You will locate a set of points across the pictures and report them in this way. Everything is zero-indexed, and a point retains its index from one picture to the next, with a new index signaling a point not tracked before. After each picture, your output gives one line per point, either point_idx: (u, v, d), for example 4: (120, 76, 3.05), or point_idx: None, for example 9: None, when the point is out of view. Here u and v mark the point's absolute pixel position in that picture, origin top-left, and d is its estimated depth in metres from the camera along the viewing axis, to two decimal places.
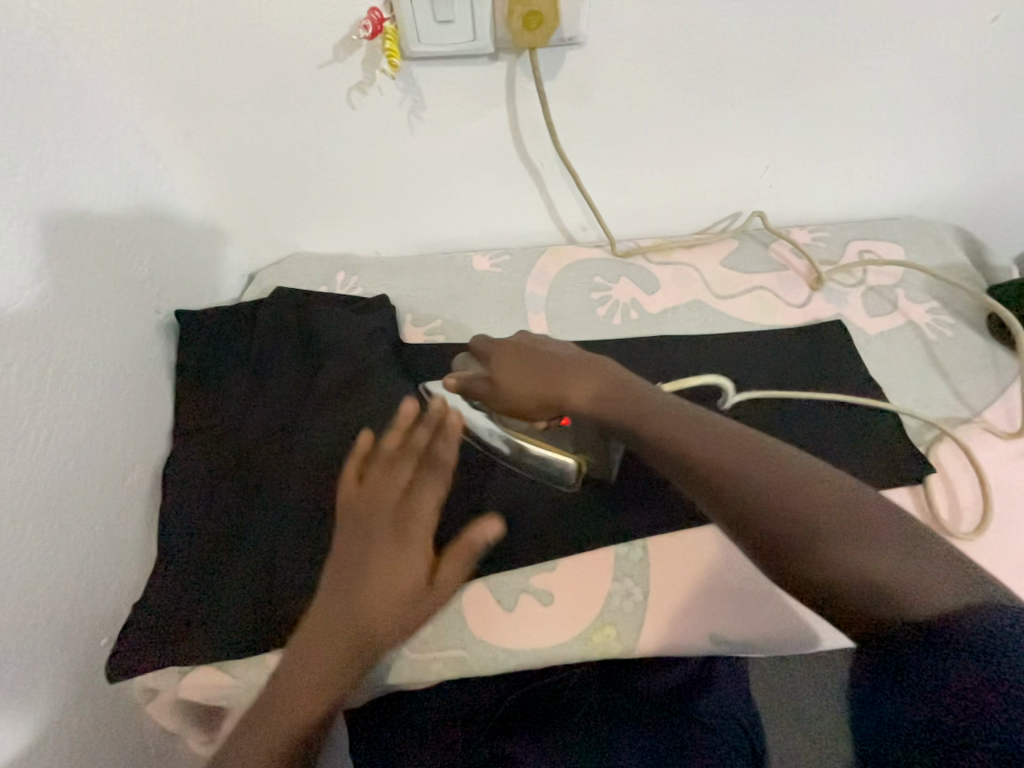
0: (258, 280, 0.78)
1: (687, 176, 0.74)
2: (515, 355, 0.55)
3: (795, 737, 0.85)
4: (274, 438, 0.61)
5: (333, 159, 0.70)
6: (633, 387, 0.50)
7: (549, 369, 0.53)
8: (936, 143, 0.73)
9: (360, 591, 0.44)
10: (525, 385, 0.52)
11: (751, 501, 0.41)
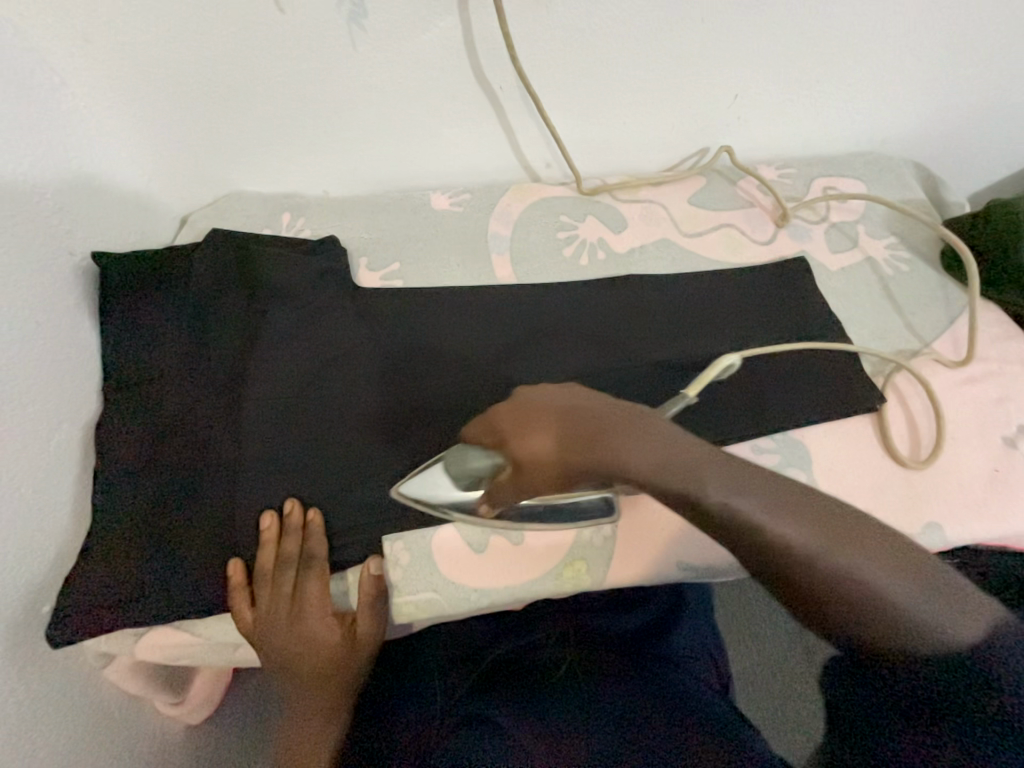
0: (191, 222, 0.70)
1: (656, 104, 0.70)
2: (526, 415, 0.41)
3: (751, 659, 0.92)
4: (217, 391, 0.56)
5: (265, 76, 0.62)
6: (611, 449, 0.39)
7: (572, 434, 0.39)
8: (902, 72, 0.72)
9: (303, 640, 0.50)
10: (558, 470, 0.40)
11: (799, 550, 0.36)
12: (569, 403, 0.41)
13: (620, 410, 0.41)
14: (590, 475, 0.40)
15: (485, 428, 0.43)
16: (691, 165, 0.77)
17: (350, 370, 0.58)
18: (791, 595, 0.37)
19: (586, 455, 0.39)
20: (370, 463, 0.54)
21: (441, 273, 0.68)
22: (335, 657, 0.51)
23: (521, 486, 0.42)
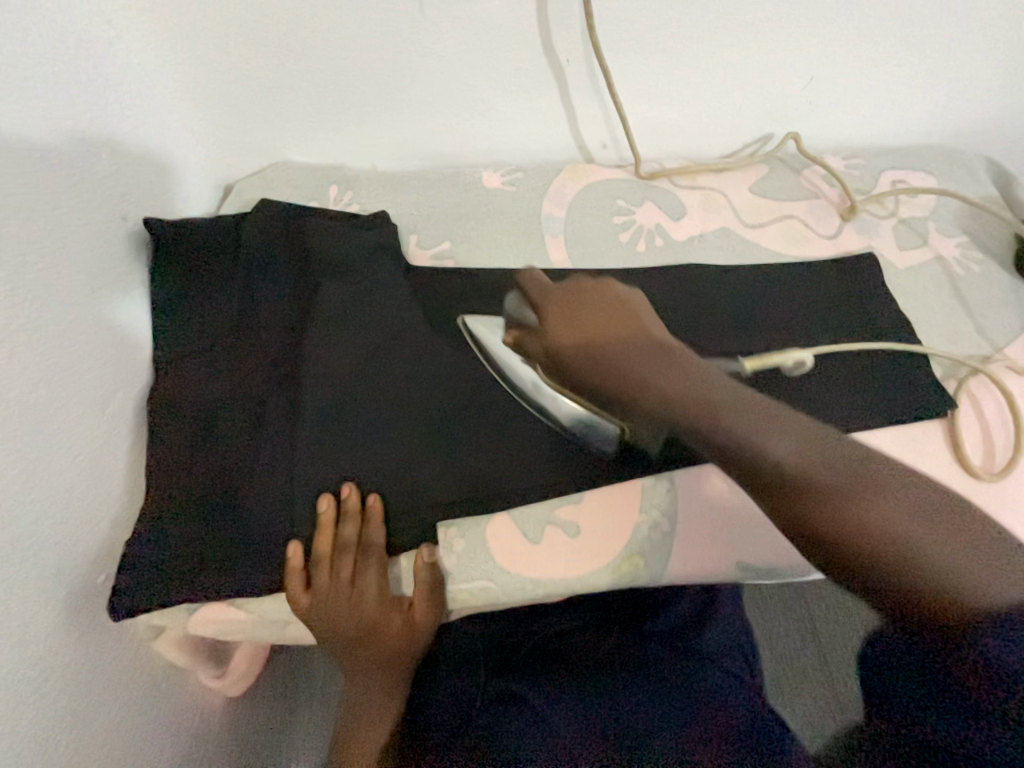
0: (236, 192, 0.68)
1: (727, 84, 0.67)
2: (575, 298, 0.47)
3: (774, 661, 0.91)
4: (270, 367, 0.55)
5: (322, 38, 0.59)
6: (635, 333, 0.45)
7: (594, 315, 0.46)
8: (989, 59, 0.68)
9: (362, 623, 0.50)
10: (576, 343, 0.45)
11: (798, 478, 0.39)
12: (607, 309, 0.47)
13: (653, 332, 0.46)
14: (608, 367, 0.44)
15: (534, 300, 0.48)
16: (753, 151, 0.74)
17: (403, 351, 0.56)
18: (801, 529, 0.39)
19: (612, 346, 0.45)
20: (424, 447, 0.53)
21: (493, 255, 0.66)
22: (391, 638, 0.52)
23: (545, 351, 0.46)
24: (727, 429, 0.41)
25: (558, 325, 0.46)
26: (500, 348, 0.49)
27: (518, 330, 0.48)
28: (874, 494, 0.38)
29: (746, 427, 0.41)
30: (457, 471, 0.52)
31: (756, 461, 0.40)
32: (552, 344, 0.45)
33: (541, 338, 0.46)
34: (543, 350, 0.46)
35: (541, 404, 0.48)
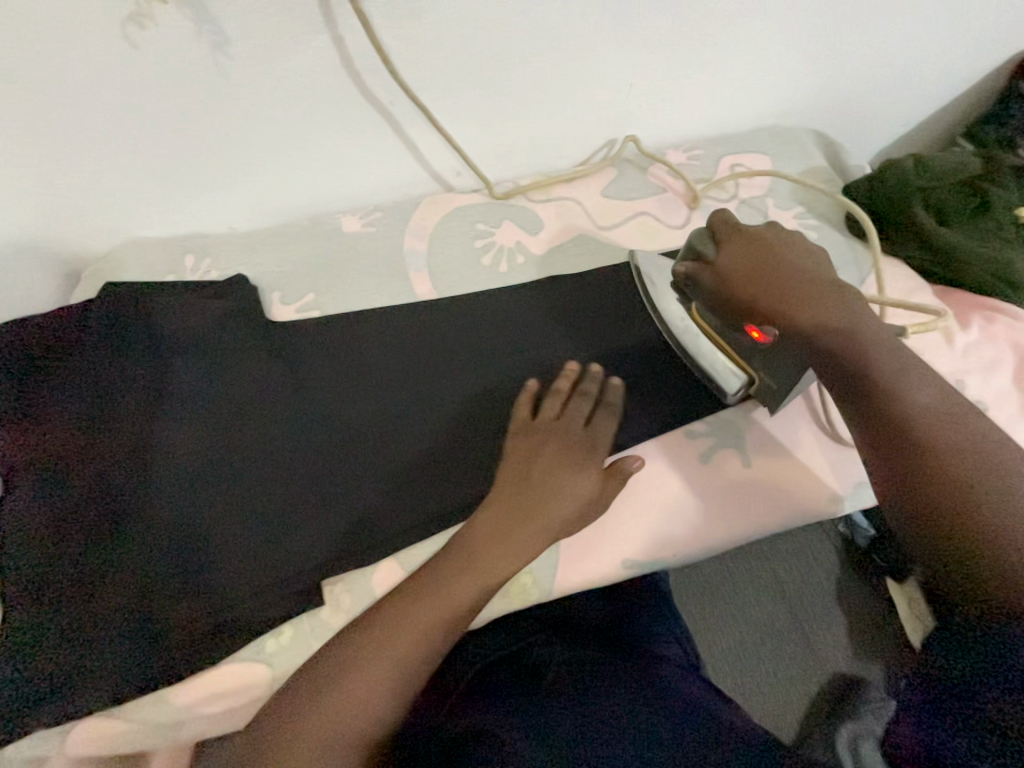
0: (86, 279, 0.66)
1: (557, 101, 0.69)
2: (752, 238, 0.53)
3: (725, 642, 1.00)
4: (127, 457, 0.54)
5: (131, 117, 0.56)
6: (793, 273, 0.50)
7: (754, 253, 0.52)
8: (788, 45, 0.73)
9: (535, 475, 0.48)
10: (743, 276, 0.51)
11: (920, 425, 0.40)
12: (781, 248, 0.52)
13: (826, 278, 0.49)
14: (774, 297, 0.49)
15: (717, 238, 0.54)
16: (601, 157, 0.77)
17: (273, 416, 0.57)
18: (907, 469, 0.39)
19: (798, 282, 0.49)
20: (298, 508, 0.54)
21: (359, 299, 0.66)
22: (547, 503, 0.47)
23: (707, 285, 0.54)
24: (859, 364, 0.44)
25: (739, 260, 0.52)
26: (660, 295, 0.63)
27: (693, 262, 0.55)
28: (997, 464, 0.38)
29: (886, 375, 0.43)
30: (335, 527, 0.53)
31: (887, 395, 0.42)
32: (720, 273, 0.53)
33: (715, 271, 0.53)
34: (700, 284, 0.55)
35: (684, 345, 0.61)
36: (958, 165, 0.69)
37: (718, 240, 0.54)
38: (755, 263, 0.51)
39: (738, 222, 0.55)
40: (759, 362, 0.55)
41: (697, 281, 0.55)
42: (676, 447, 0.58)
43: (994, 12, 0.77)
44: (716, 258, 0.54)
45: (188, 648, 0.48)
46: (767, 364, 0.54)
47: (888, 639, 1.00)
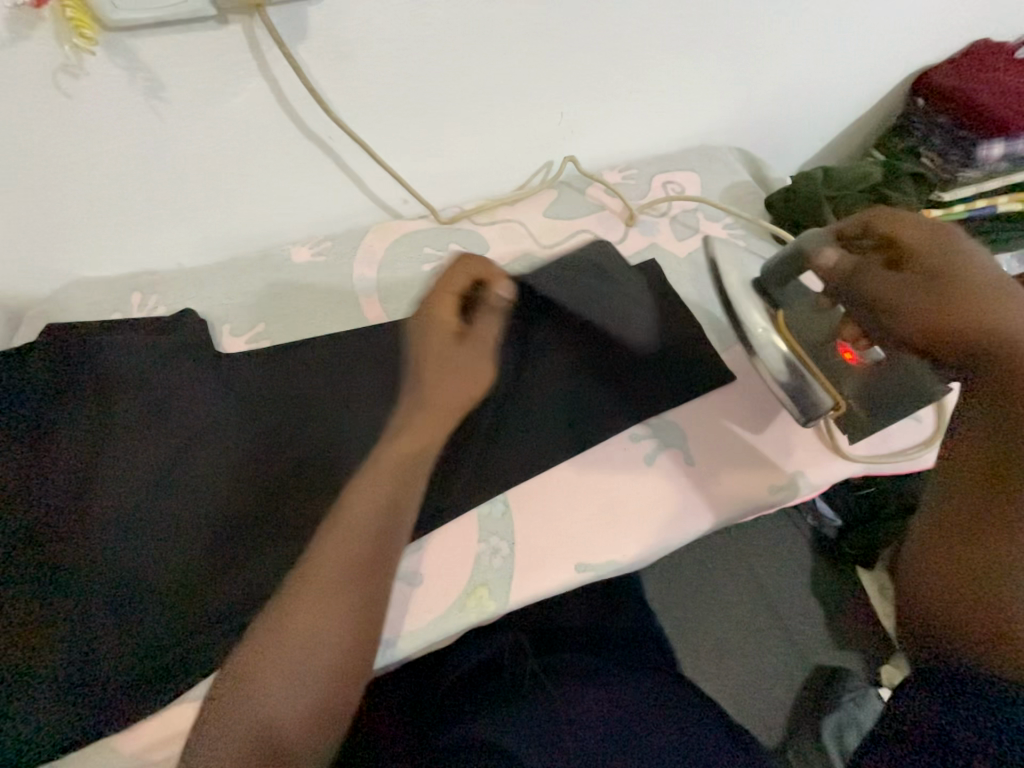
0: (27, 322, 0.65)
1: (493, 131, 0.73)
2: (959, 263, 0.46)
3: (702, 643, 1.01)
4: (64, 499, 0.53)
5: (68, 163, 0.57)
6: (999, 336, 0.43)
7: (963, 285, 0.45)
8: (704, 72, 0.79)
9: (430, 384, 0.48)
10: (974, 291, 0.45)
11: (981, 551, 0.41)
12: (992, 293, 0.45)
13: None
14: (988, 332, 0.44)
15: (934, 232, 0.48)
16: (540, 180, 0.81)
17: (219, 448, 0.57)
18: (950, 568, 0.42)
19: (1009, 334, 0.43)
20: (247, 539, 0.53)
21: (310, 327, 0.67)
22: (446, 398, 0.48)
23: (885, 290, 0.49)
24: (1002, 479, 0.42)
25: (970, 276, 0.45)
26: (740, 294, 0.63)
27: (858, 265, 0.51)
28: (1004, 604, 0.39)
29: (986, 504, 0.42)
30: (291, 554, 0.53)
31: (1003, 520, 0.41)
32: (888, 283, 0.48)
33: (886, 279, 0.49)
34: (880, 277, 0.49)
35: (762, 354, 0.60)
36: (859, 177, 0.79)
37: (905, 248, 0.48)
38: (956, 291, 0.45)
39: (942, 233, 0.48)
40: (851, 388, 0.59)
41: (861, 279, 0.51)
42: (625, 448, 0.60)
43: (884, 38, 0.86)
44: (928, 255, 0.47)
45: (133, 685, 0.47)
46: (859, 391, 0.59)
47: (855, 625, 1.03)
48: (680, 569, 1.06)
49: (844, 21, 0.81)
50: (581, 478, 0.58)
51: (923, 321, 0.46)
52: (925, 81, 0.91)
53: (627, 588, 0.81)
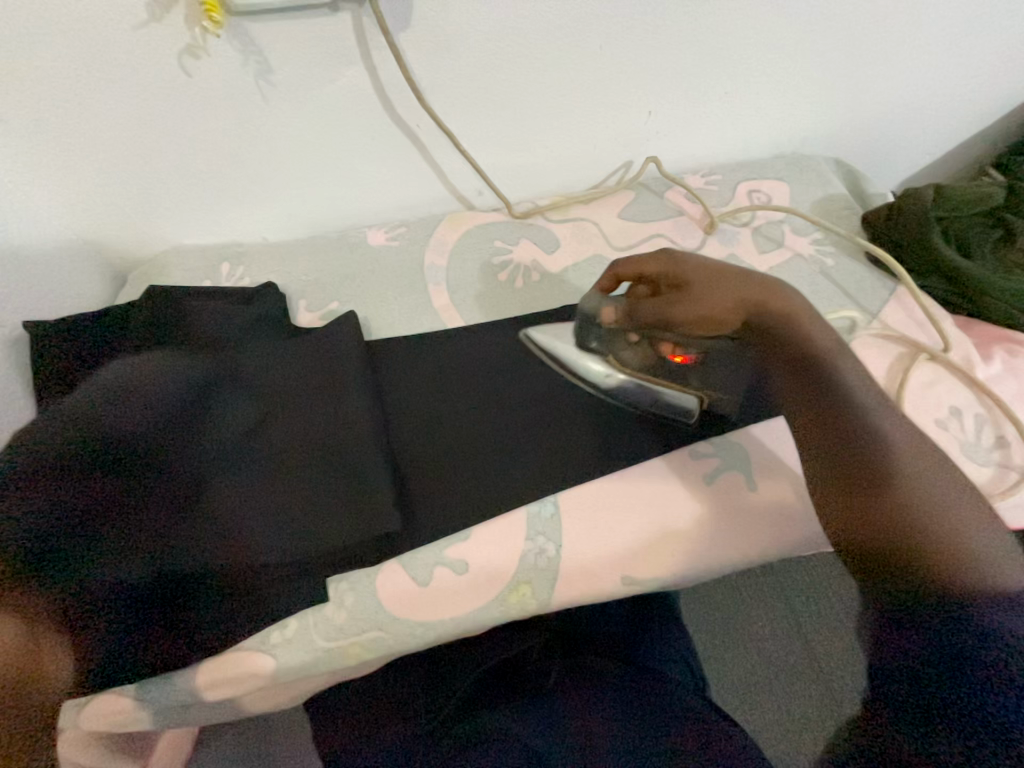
0: (130, 282, 0.71)
1: (576, 127, 0.72)
2: (695, 264, 0.54)
3: (733, 674, 0.97)
4: (113, 462, 0.50)
5: (183, 136, 0.61)
6: (749, 303, 0.49)
7: (709, 279, 0.52)
8: (807, 75, 0.74)
9: None
10: (711, 276, 0.52)
11: (876, 510, 0.38)
12: (720, 271, 0.52)
13: (778, 310, 0.48)
14: (742, 301, 0.50)
15: (662, 252, 0.56)
16: (618, 179, 0.80)
17: (289, 409, 0.57)
18: (878, 548, 0.37)
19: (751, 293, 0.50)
20: (308, 493, 0.53)
21: (379, 309, 0.69)
22: None
23: (674, 307, 0.55)
24: (841, 433, 0.42)
25: (695, 270, 0.54)
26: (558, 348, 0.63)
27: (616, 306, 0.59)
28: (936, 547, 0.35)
29: (840, 466, 0.41)
30: None
31: (863, 464, 0.40)
32: (657, 303, 0.55)
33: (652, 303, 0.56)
34: (651, 307, 0.56)
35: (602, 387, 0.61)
36: (975, 198, 0.72)
37: (650, 274, 0.57)
38: (711, 286, 0.52)
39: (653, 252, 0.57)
40: (697, 382, 0.58)
41: (640, 305, 0.56)
42: (683, 464, 0.58)
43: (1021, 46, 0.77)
44: (668, 271, 0.55)
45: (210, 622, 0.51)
46: (704, 380, 0.58)
47: None
48: (718, 593, 1.02)
49: (977, 25, 0.74)
50: (636, 489, 0.57)
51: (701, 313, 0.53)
52: None
53: (664, 605, 0.79)
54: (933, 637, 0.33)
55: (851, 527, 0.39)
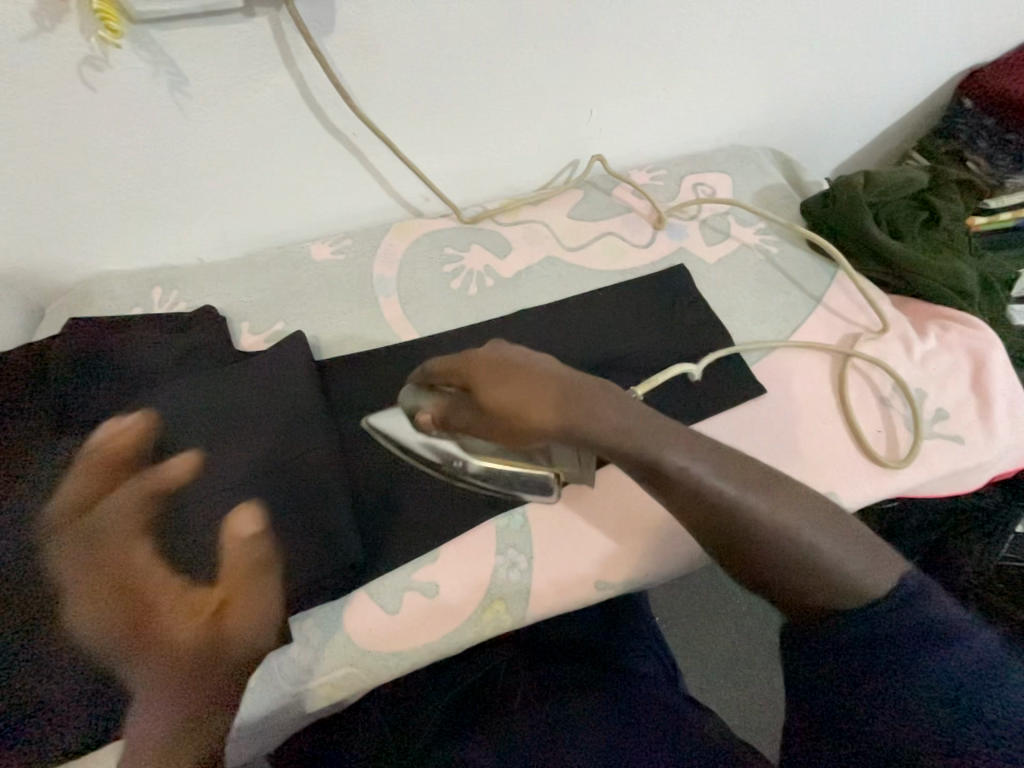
0: (51, 315, 0.65)
1: (518, 128, 0.71)
2: (487, 365, 0.43)
3: (715, 657, 0.99)
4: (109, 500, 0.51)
5: (95, 155, 0.57)
6: (555, 411, 0.41)
7: (506, 390, 0.42)
8: (739, 69, 0.76)
9: None
10: (508, 384, 0.42)
11: (758, 575, 0.43)
12: (519, 371, 0.42)
13: (589, 417, 0.41)
14: (549, 417, 0.41)
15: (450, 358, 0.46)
16: (565, 179, 0.79)
17: (240, 441, 0.54)
18: (778, 597, 0.43)
19: (559, 393, 0.41)
20: (247, 553, 0.49)
21: (328, 327, 0.66)
22: None
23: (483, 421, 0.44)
24: (708, 522, 0.42)
25: (485, 377, 0.42)
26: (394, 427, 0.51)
27: (437, 399, 0.47)
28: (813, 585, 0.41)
29: (718, 546, 0.43)
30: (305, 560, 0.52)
31: (734, 541, 0.42)
32: (475, 407, 0.44)
33: (470, 408, 0.45)
34: (469, 409, 0.45)
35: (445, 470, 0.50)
36: (903, 180, 0.75)
37: (454, 378, 0.45)
38: (512, 395, 0.41)
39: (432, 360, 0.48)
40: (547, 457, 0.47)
41: (458, 412, 0.46)
42: None
43: (932, 34, 0.81)
44: (460, 374, 0.44)
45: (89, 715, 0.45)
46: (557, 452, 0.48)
47: None
48: (695, 579, 1.04)
49: (890, 16, 0.77)
50: (604, 492, 0.56)
51: (519, 431, 0.42)
52: (976, 79, 0.86)
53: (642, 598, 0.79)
54: (900, 702, 0.38)
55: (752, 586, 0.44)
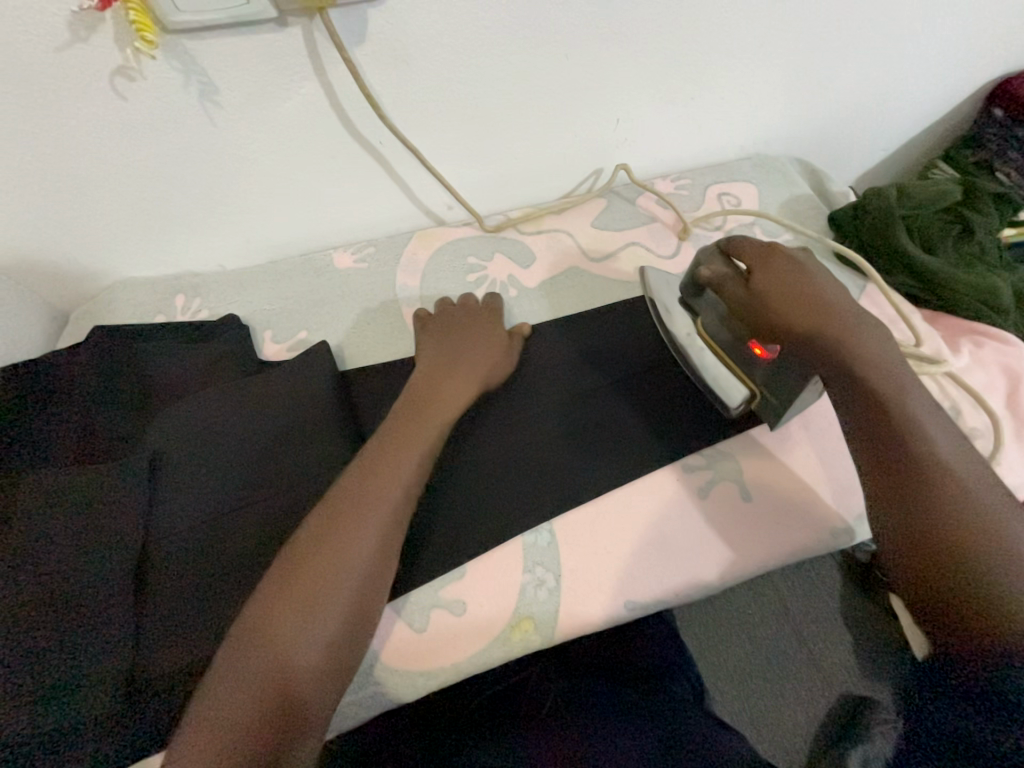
0: (73, 322, 0.66)
1: (543, 137, 0.71)
2: (792, 270, 0.53)
3: (731, 671, 0.97)
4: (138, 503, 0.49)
5: (123, 163, 0.56)
6: (850, 321, 0.50)
7: (798, 290, 0.51)
8: (767, 78, 0.75)
9: None
10: (807, 292, 0.51)
11: (932, 526, 0.42)
12: (807, 282, 0.52)
13: (832, 331, 0.49)
14: (805, 320, 0.50)
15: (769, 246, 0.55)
16: (589, 187, 0.78)
17: (266, 452, 0.53)
18: (938, 561, 0.41)
19: (833, 306, 0.50)
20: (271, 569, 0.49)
21: (351, 336, 0.66)
22: None
23: (746, 303, 0.55)
24: (900, 452, 0.44)
25: (772, 271, 0.53)
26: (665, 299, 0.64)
27: (716, 273, 0.57)
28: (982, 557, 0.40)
29: (893, 477, 0.44)
30: None
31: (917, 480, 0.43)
32: (748, 289, 0.54)
33: (745, 288, 0.55)
34: (737, 287, 0.56)
35: (685, 355, 0.62)
36: (934, 192, 0.74)
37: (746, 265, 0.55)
38: (772, 283, 0.53)
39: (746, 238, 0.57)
40: (762, 377, 0.56)
41: (733, 293, 0.56)
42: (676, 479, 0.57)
43: (964, 43, 0.79)
44: (755, 264, 0.54)
45: (87, 738, 0.43)
46: (767, 378, 0.56)
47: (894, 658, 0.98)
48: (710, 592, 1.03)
49: (923, 27, 0.76)
50: (632, 509, 0.56)
51: (769, 315, 0.52)
52: (1006, 89, 0.85)
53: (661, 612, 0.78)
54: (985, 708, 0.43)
55: (911, 537, 0.42)
